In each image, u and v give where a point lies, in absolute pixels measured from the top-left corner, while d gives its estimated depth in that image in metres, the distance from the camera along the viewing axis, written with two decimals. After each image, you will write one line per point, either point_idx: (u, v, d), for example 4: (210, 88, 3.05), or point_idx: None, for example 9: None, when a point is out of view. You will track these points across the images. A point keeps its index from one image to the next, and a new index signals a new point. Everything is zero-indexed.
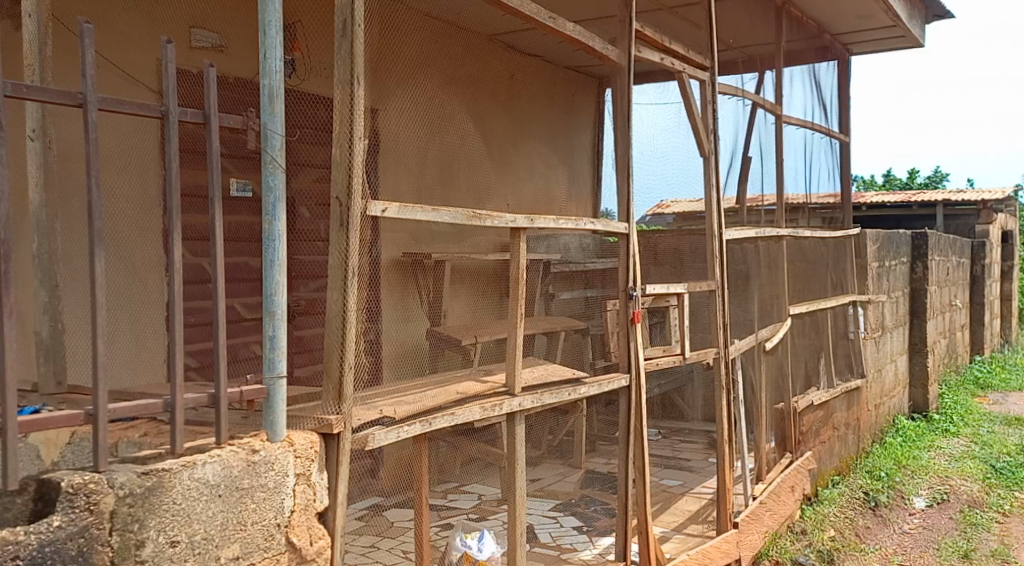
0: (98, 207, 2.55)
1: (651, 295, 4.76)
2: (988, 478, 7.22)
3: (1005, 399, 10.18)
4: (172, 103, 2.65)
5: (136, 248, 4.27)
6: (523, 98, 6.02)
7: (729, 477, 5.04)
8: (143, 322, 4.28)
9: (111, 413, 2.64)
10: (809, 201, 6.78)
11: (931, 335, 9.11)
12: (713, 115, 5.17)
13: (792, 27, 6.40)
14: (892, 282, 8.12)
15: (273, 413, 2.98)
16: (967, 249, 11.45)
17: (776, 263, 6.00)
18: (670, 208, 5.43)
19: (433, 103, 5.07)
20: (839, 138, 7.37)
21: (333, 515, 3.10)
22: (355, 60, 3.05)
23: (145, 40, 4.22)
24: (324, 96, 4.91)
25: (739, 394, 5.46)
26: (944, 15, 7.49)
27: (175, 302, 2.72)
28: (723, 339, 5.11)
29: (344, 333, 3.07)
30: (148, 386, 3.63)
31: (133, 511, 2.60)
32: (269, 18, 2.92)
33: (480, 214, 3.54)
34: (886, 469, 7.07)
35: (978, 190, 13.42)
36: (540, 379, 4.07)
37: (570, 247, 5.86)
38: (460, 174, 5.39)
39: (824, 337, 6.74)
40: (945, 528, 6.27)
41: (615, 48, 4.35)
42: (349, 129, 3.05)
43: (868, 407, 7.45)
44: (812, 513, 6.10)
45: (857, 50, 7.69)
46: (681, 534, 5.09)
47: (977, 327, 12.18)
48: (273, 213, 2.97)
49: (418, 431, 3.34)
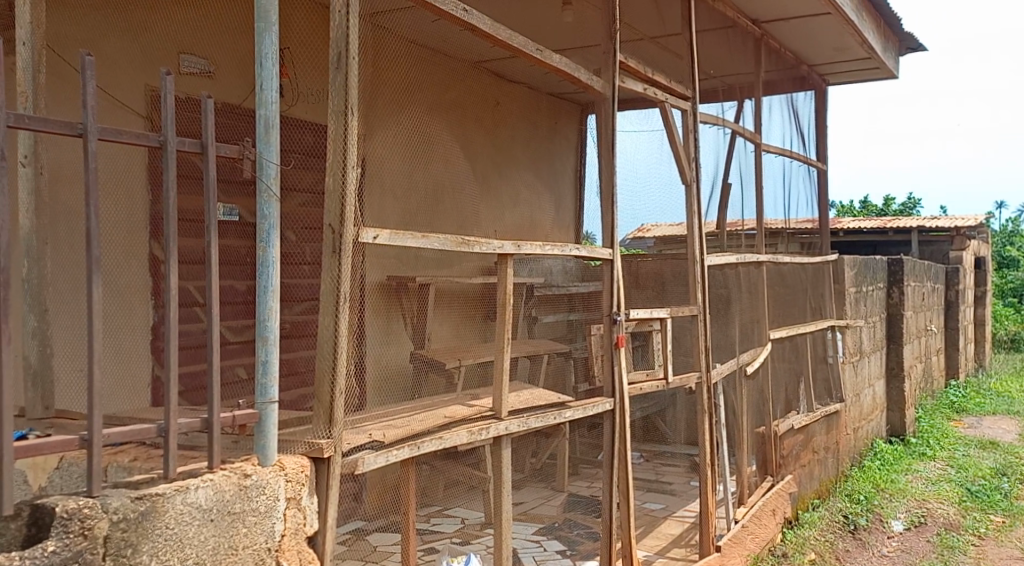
0: (96, 234, 2.59)
1: (634, 320, 4.80)
2: (964, 502, 7.32)
3: (980, 423, 10.33)
4: (170, 133, 2.70)
5: (123, 272, 4.29)
6: (508, 125, 6.13)
7: (712, 500, 5.09)
8: (129, 345, 4.30)
9: (105, 438, 2.66)
10: (789, 227, 6.90)
11: (907, 359, 9.26)
12: (695, 143, 5.25)
13: (770, 58, 6.54)
14: (869, 307, 8.26)
15: (264, 437, 3.01)
16: (942, 275, 11.66)
17: (757, 288, 6.06)
18: (651, 232, 5.53)
19: (420, 130, 5.12)
20: (817, 166, 7.51)
21: (323, 540, 3.11)
22: (349, 91, 3.11)
23: (135, 66, 4.27)
24: (312, 122, 4.96)
25: (721, 418, 5.53)
26: (917, 47, 7.67)
27: (170, 329, 2.76)
28: (706, 363, 5.18)
29: (335, 358, 3.10)
30: (136, 410, 3.64)
31: (126, 536, 2.62)
32: (265, 50, 2.98)
33: (468, 241, 3.60)
34: (865, 492, 7.17)
35: (953, 217, 13.66)
36: (526, 403, 4.11)
37: (553, 270, 5.95)
38: (446, 200, 5.44)
39: (803, 361, 6.84)
40: (923, 551, 6.36)
41: (599, 78, 4.43)
42: (343, 157, 3.11)
43: (846, 431, 7.55)
44: (793, 536, 6.17)
45: (833, 80, 7.86)
46: (663, 557, 5.13)
47: (951, 351, 12.37)
48: (267, 239, 3.01)
49: (407, 455, 3.37)
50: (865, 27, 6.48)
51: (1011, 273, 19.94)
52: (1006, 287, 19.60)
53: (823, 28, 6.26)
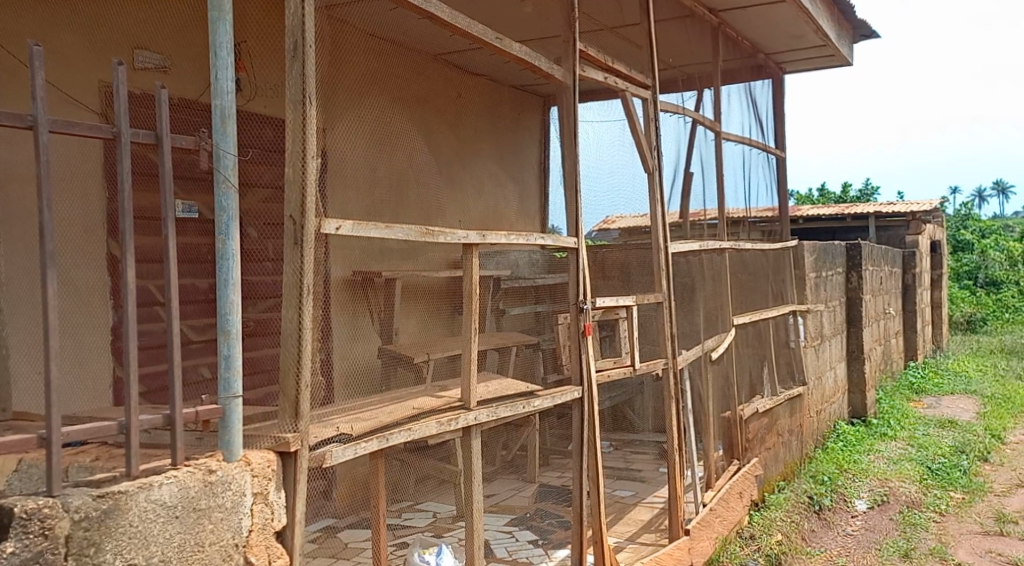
0: (50, 229, 2.54)
1: (600, 308, 4.81)
2: (925, 480, 7.47)
3: (939, 403, 10.54)
4: (123, 124, 2.66)
5: (79, 272, 4.20)
6: (470, 117, 6.11)
7: (680, 485, 5.14)
8: (87, 346, 4.22)
9: (64, 437, 2.62)
10: (749, 215, 6.97)
11: (867, 342, 9.41)
12: (655, 131, 5.29)
13: (728, 47, 6.60)
14: (829, 291, 8.38)
15: (228, 432, 2.98)
16: (899, 259, 11.87)
17: (720, 276, 6.13)
18: (615, 224, 5.55)
19: (382, 123, 5.09)
20: (775, 153, 7.59)
21: (292, 534, 3.07)
22: (307, 81, 3.08)
23: (86, 62, 4.19)
24: (270, 116, 4.89)
25: (687, 403, 5.58)
26: (870, 34, 7.79)
27: (129, 325, 2.71)
28: (671, 350, 5.22)
29: (300, 351, 3.07)
30: (97, 411, 3.57)
31: (88, 535, 2.58)
32: (220, 40, 2.95)
33: (433, 231, 3.58)
34: (828, 473, 7.26)
35: (909, 202, 13.90)
36: (495, 393, 4.11)
37: (519, 262, 5.77)
38: (410, 193, 5.41)
39: (766, 346, 6.92)
40: (886, 529, 6.48)
41: (560, 67, 4.43)
42: (302, 148, 3.07)
43: (809, 414, 7.65)
44: (760, 519, 6.24)
45: (790, 68, 7.94)
46: (634, 543, 5.16)
47: (910, 334, 12.60)
48: (227, 231, 2.98)
49: (375, 447, 3.35)
50: (820, 15, 6.56)
51: (966, 255, 20.32)
52: (961, 270, 19.99)
53: (779, 16, 6.33)
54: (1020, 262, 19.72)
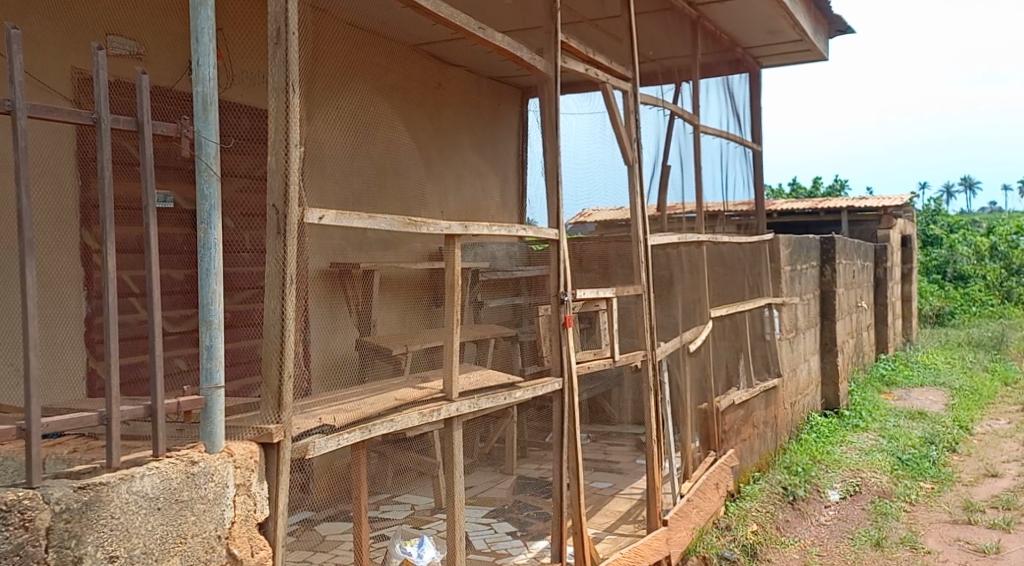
0: (29, 216, 2.50)
1: (581, 299, 4.80)
2: (895, 470, 7.59)
3: (908, 394, 10.72)
4: (104, 110, 2.61)
5: (52, 261, 4.12)
6: (448, 107, 6.10)
7: (658, 476, 5.19)
8: (59, 337, 4.14)
9: (44, 428, 2.57)
10: (726, 208, 7.02)
11: (840, 334, 9.53)
12: (636, 123, 5.31)
13: (706, 40, 6.64)
14: (803, 284, 8.48)
15: (211, 423, 2.94)
16: (871, 253, 12.05)
17: (698, 268, 6.19)
18: (592, 216, 5.44)
19: (361, 112, 5.05)
20: (752, 147, 7.66)
21: (274, 526, 3.06)
22: (289, 68, 3.05)
23: (61, 48, 4.11)
24: (248, 105, 4.81)
25: (665, 395, 5.62)
26: (845, 30, 7.87)
27: (109, 313, 2.67)
28: (651, 342, 5.25)
29: (282, 341, 3.05)
30: (71, 401, 3.49)
31: (70, 527, 2.53)
32: (201, 26, 2.91)
33: (416, 222, 3.57)
34: (802, 464, 7.34)
35: (881, 198, 14.07)
36: (476, 385, 4.11)
37: (497, 255, 5.70)
38: (388, 182, 5.38)
39: (743, 338, 6.98)
40: (858, 519, 6.61)
41: (542, 58, 4.42)
42: (286, 136, 3.05)
43: (784, 405, 7.73)
44: (735, 509, 6.31)
45: (767, 63, 8.01)
46: (613, 534, 5.20)
47: (881, 327, 12.77)
48: (209, 220, 2.94)
49: (358, 438, 3.34)
50: (796, 10, 6.64)
51: (934, 250, 20.60)
52: (930, 264, 20.30)
53: (757, 12, 6.39)
54: (987, 257, 20.04)
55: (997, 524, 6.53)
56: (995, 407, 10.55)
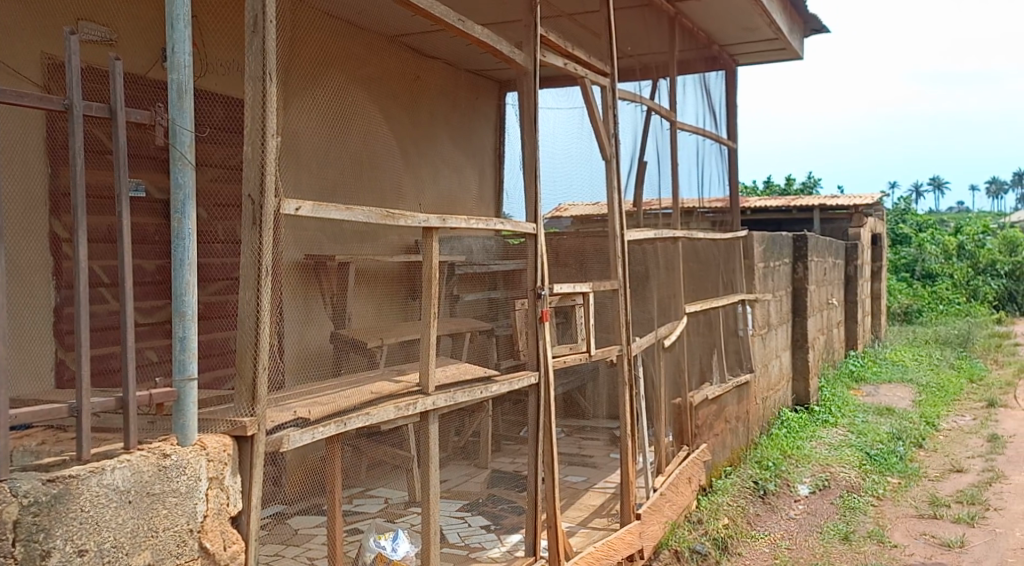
0: None
1: (557, 294, 4.83)
2: (864, 465, 7.70)
3: (877, 390, 10.86)
4: (76, 95, 2.55)
5: (19, 249, 4.05)
6: (425, 101, 6.12)
7: (632, 470, 5.22)
8: (27, 326, 4.06)
9: (13, 419, 2.51)
10: (701, 205, 7.06)
11: (811, 331, 9.64)
12: (613, 119, 5.34)
13: (684, 37, 6.68)
14: (776, 281, 8.57)
15: (183, 416, 2.90)
16: (842, 251, 12.20)
17: (673, 264, 6.22)
18: (568, 211, 5.31)
19: (338, 103, 5.03)
20: (727, 144, 7.72)
21: (247, 520, 3.02)
22: (267, 56, 3.01)
23: (29, 31, 4.02)
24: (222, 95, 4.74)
25: (640, 389, 5.65)
26: (820, 29, 7.95)
27: (80, 302, 2.61)
28: (625, 337, 5.34)
29: (257, 333, 3.01)
30: (42, 393, 3.42)
31: (38, 521, 2.48)
32: (177, 11, 2.85)
33: (394, 214, 3.54)
34: (773, 458, 7.42)
35: (853, 197, 14.22)
36: (452, 378, 4.09)
37: (474, 249, 5.82)
38: (364, 174, 5.36)
39: (716, 334, 7.04)
40: (828, 513, 6.69)
41: (521, 52, 4.40)
42: (262, 126, 3.00)
43: (756, 400, 7.78)
44: (707, 503, 6.38)
45: (743, 61, 8.07)
46: (586, 528, 5.22)
47: (850, 325, 12.92)
48: (183, 210, 2.90)
49: (333, 431, 3.32)
50: (773, 9, 6.68)
51: (903, 249, 20.90)
52: (899, 264, 20.29)
53: (734, 9, 6.44)
54: (954, 257, 20.54)
55: (962, 519, 6.64)
56: (960, 403, 10.73)
